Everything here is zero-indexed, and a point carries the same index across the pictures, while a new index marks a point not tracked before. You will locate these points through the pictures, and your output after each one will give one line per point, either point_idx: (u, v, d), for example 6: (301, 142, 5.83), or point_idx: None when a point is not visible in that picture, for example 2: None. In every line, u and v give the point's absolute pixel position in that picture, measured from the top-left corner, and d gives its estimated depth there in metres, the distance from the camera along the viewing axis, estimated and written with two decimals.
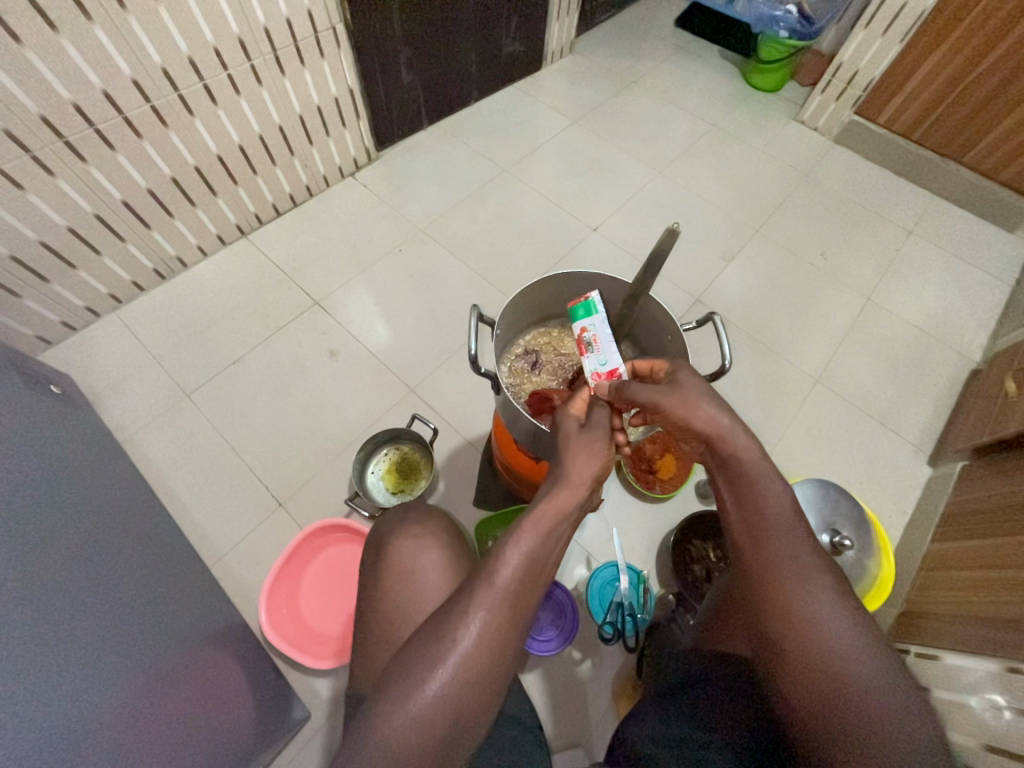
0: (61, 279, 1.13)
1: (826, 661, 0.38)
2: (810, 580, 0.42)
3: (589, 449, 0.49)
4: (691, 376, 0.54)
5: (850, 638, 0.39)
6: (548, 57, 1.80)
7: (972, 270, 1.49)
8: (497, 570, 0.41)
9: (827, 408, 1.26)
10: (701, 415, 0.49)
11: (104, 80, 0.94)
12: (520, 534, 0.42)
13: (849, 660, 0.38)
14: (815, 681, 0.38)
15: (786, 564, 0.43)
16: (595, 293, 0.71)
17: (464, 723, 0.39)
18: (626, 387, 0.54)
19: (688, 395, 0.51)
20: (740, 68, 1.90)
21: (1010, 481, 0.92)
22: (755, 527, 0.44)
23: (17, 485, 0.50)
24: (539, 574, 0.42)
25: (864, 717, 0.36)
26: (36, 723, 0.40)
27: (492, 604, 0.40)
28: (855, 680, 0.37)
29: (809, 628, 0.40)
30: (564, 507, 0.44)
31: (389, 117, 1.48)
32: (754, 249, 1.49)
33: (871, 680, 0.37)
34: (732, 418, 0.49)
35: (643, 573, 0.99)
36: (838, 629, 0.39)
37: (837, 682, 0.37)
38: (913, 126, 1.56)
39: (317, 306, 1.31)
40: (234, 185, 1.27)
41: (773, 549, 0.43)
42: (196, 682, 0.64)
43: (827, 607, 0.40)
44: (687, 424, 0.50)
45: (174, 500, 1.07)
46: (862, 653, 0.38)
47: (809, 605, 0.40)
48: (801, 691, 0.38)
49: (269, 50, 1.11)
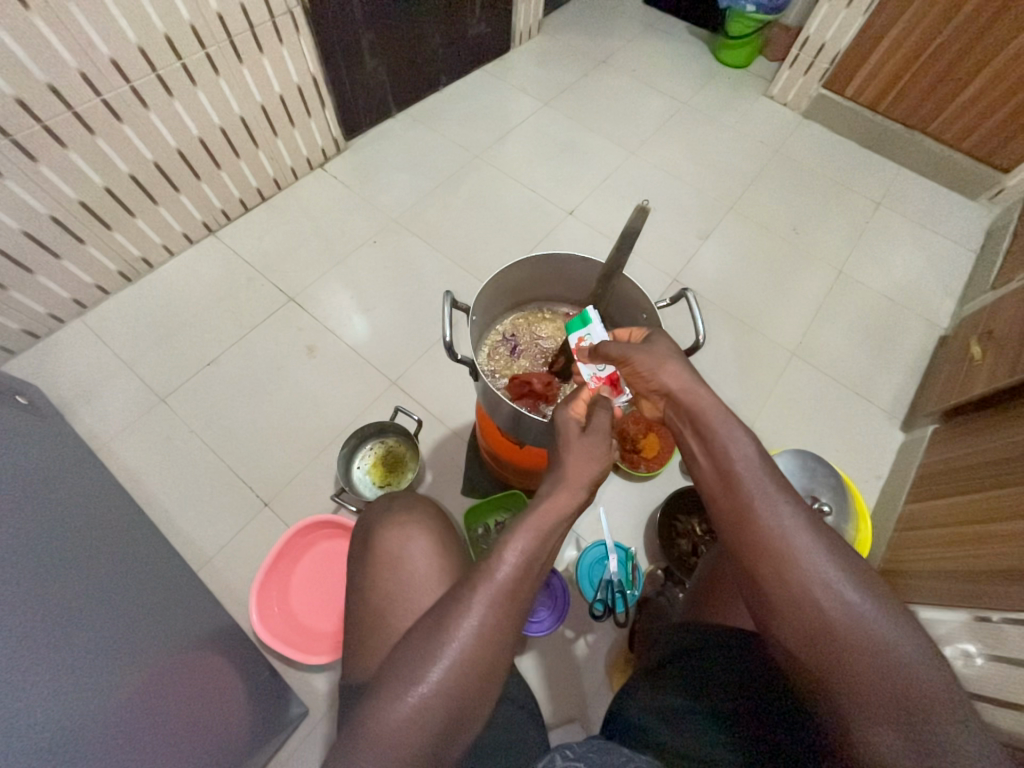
0: (20, 286, 1.08)
1: (817, 607, 0.38)
2: (794, 524, 0.41)
3: (588, 453, 0.49)
4: (660, 339, 0.54)
5: (847, 590, 0.38)
6: (516, 38, 1.77)
7: (939, 238, 1.52)
8: (496, 566, 0.41)
9: (804, 380, 1.29)
10: (670, 374, 0.50)
11: (48, 73, 0.90)
12: (520, 530, 0.43)
13: (846, 607, 0.38)
14: (807, 631, 0.38)
15: (768, 511, 0.42)
16: (591, 306, 0.68)
17: (469, 706, 0.39)
18: (599, 345, 0.58)
19: (659, 360, 0.51)
20: (709, 45, 1.89)
21: (977, 439, 0.95)
22: (732, 478, 0.44)
23: (3, 495, 0.50)
24: (537, 565, 0.43)
25: (864, 663, 0.36)
26: (16, 743, 0.39)
27: (493, 596, 0.40)
28: (850, 623, 0.37)
29: (797, 577, 0.39)
30: (563, 504, 0.45)
31: (355, 104, 1.44)
32: (729, 227, 1.50)
33: (875, 626, 0.37)
34: (699, 381, 0.49)
35: (631, 550, 1.02)
36: (827, 571, 0.39)
37: (834, 629, 0.37)
38: (880, 97, 1.58)
39: (291, 302, 1.29)
40: (197, 181, 1.23)
41: (754, 497, 0.43)
42: (186, 690, 0.63)
43: (816, 551, 0.40)
44: (655, 380, 0.51)
45: (156, 506, 1.05)
46: (854, 591, 0.38)
47: (798, 552, 0.40)
48: (792, 641, 0.39)
49: (224, 37, 1.06)
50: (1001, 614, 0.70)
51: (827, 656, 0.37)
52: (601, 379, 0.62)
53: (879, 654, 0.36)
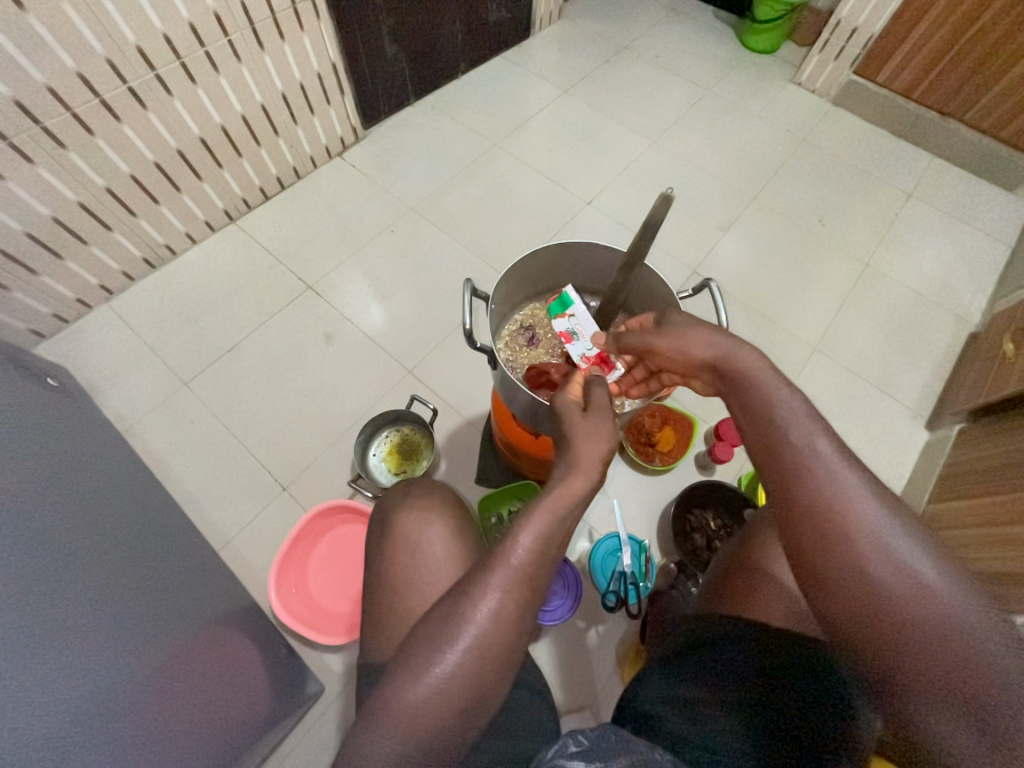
0: (49, 271, 1.11)
1: (868, 573, 0.37)
2: (851, 492, 0.40)
3: (595, 432, 0.49)
4: (680, 316, 0.55)
5: (918, 576, 0.36)
6: (536, 25, 1.74)
7: (972, 232, 1.47)
8: (510, 552, 0.41)
9: (825, 376, 1.26)
10: (701, 345, 0.50)
11: (77, 61, 0.91)
12: (533, 516, 0.42)
13: (918, 594, 0.36)
14: (856, 605, 0.37)
15: (825, 479, 0.41)
16: (567, 287, 0.77)
17: (487, 684, 0.40)
18: (621, 339, 0.61)
19: (684, 336, 0.52)
20: (735, 29, 1.84)
21: (1007, 440, 0.92)
22: (777, 445, 0.43)
23: (36, 476, 0.52)
24: (552, 548, 0.43)
25: (929, 652, 0.34)
26: (41, 718, 0.40)
27: (507, 581, 0.41)
28: (906, 591, 0.36)
29: (850, 552, 0.38)
30: (577, 489, 0.44)
31: (374, 92, 1.44)
32: (752, 218, 1.46)
33: (946, 610, 0.35)
34: (731, 341, 0.49)
35: (644, 542, 1.01)
36: (886, 539, 0.38)
37: (899, 615, 0.36)
38: (914, 84, 1.52)
39: (310, 290, 1.30)
40: (219, 168, 1.25)
41: (807, 463, 0.41)
42: (206, 667, 0.65)
43: (886, 536, 0.38)
44: (688, 355, 0.52)
45: (179, 488, 1.08)
46: (920, 563, 0.37)
47: (851, 523, 0.39)
48: (838, 621, 0.38)
49: (246, 24, 1.07)
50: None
51: (873, 636, 0.36)
52: (591, 361, 0.72)
53: (941, 632, 0.34)
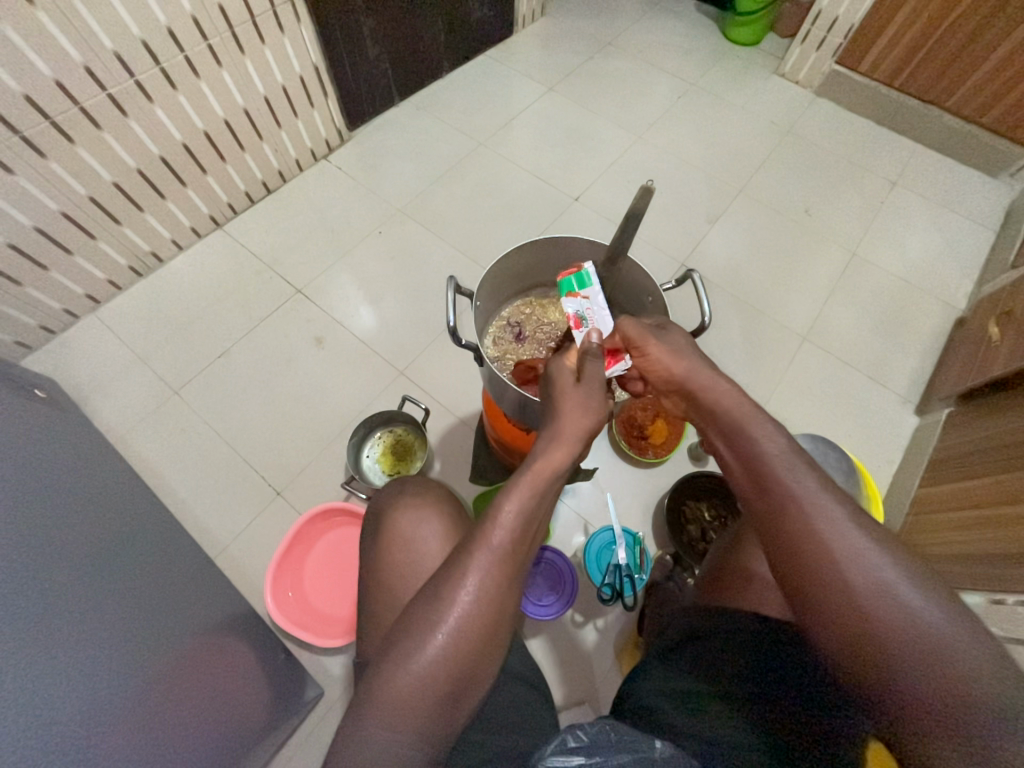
0: (35, 282, 1.11)
1: (840, 576, 0.38)
2: (835, 518, 0.40)
3: (584, 405, 0.49)
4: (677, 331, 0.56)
5: (886, 578, 0.37)
6: (519, 22, 1.73)
7: (956, 217, 1.48)
8: (492, 531, 0.41)
9: (815, 365, 1.27)
10: (682, 361, 0.52)
11: (54, 69, 0.91)
12: (518, 487, 0.43)
13: (888, 600, 0.37)
14: (838, 608, 0.38)
15: (806, 503, 0.41)
16: (586, 265, 0.71)
17: (473, 671, 0.40)
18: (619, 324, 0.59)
19: (672, 350, 0.53)
20: (718, 23, 1.84)
21: (993, 422, 0.93)
22: (758, 469, 0.44)
23: (24, 488, 0.51)
24: (532, 529, 0.43)
25: (899, 653, 0.35)
26: (41, 724, 0.41)
27: (491, 561, 0.41)
28: (875, 596, 0.37)
29: (834, 568, 0.38)
30: (558, 464, 0.45)
31: (358, 94, 1.44)
32: (739, 210, 1.47)
33: (913, 615, 0.36)
34: (714, 369, 0.51)
35: (638, 535, 1.02)
36: (858, 549, 0.39)
37: (870, 617, 0.37)
38: (895, 73, 1.53)
39: (299, 294, 1.30)
40: (203, 174, 1.24)
41: (788, 490, 0.42)
42: (205, 671, 0.66)
43: (869, 551, 0.38)
44: (670, 374, 0.53)
45: (173, 496, 1.08)
46: (898, 580, 0.37)
47: (823, 527, 0.40)
48: (818, 626, 0.39)
49: (226, 28, 1.06)
50: (1017, 598, 0.70)
51: (861, 635, 0.37)
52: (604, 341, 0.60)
53: (918, 646, 0.35)
